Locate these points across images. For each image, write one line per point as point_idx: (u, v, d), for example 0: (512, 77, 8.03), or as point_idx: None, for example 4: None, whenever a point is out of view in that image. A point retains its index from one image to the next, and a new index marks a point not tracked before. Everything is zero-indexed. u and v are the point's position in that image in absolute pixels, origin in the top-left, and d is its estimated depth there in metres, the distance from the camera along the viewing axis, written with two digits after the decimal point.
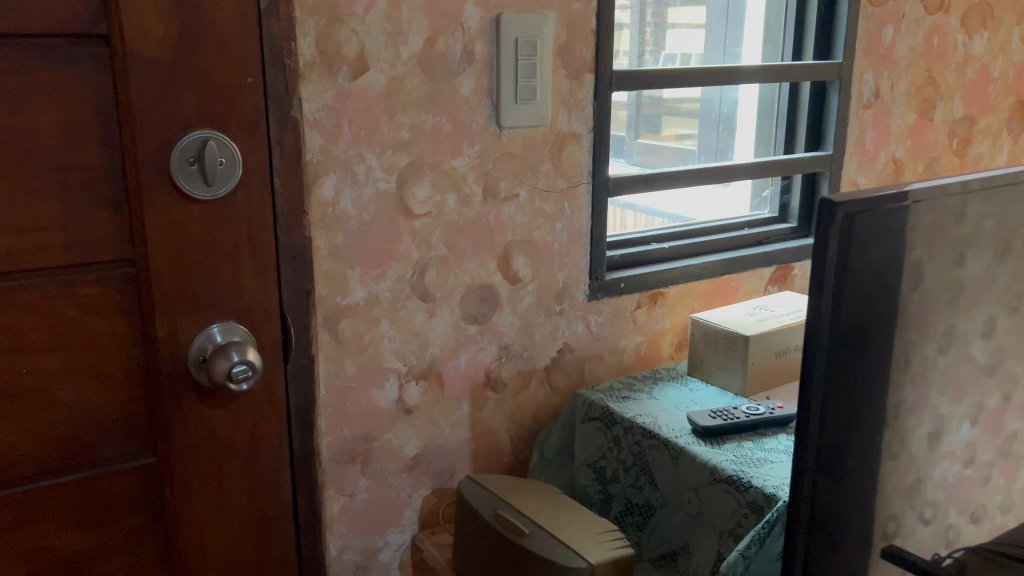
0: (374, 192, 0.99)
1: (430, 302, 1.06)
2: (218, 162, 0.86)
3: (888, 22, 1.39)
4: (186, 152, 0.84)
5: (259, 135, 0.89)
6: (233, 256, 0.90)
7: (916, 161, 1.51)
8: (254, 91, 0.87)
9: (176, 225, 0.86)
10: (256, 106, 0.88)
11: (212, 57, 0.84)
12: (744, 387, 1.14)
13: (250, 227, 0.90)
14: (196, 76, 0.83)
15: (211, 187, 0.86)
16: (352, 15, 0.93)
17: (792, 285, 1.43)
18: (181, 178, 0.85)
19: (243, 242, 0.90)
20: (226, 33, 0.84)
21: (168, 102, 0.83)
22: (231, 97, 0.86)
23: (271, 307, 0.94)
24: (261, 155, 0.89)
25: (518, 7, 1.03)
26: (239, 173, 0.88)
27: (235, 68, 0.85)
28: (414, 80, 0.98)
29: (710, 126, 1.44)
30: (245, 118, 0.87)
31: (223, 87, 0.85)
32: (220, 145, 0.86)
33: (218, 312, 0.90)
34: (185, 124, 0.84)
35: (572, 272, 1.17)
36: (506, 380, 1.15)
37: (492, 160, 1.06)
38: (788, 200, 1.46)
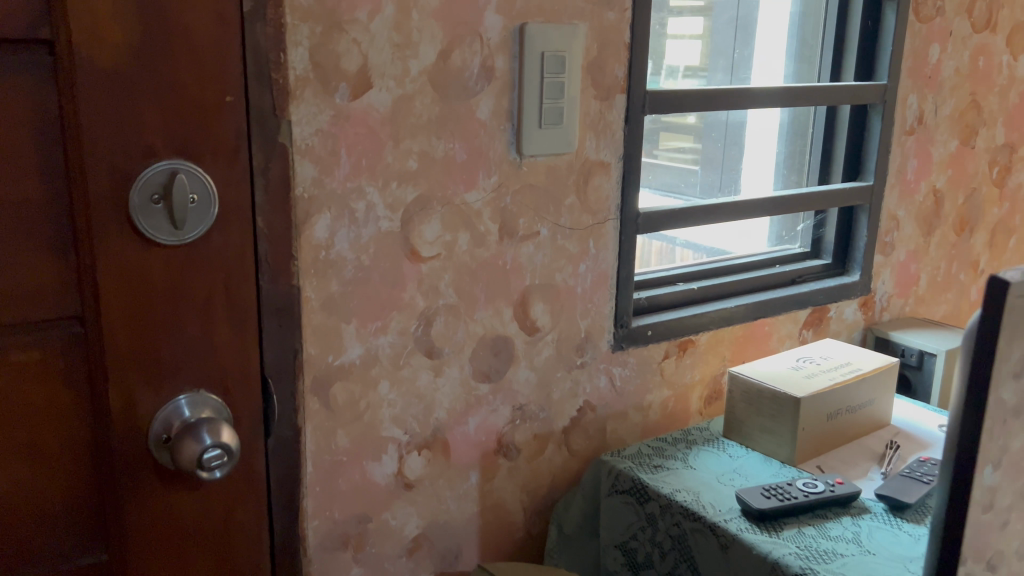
0: (375, 232, 0.83)
1: (436, 359, 0.91)
2: (188, 199, 0.70)
3: (934, 40, 1.27)
4: (150, 186, 0.68)
5: (240, 165, 0.72)
6: (208, 314, 0.74)
7: (956, 192, 1.38)
8: (235, 112, 0.71)
9: (138, 277, 0.69)
10: (237, 130, 0.71)
11: (185, 69, 0.67)
12: (793, 455, 1.00)
13: (228, 278, 0.74)
14: (164, 93, 0.67)
15: (179, 231, 0.70)
16: (354, 21, 0.77)
17: (827, 329, 1.29)
18: (143, 219, 0.68)
19: (220, 296, 0.74)
20: (202, 39, 0.68)
21: (128, 125, 0.66)
22: (207, 119, 0.70)
23: (251, 373, 0.77)
24: (242, 190, 0.73)
25: (545, 15, 0.88)
26: (214, 212, 0.72)
27: (212, 83, 0.69)
28: (425, 100, 0.83)
29: (713, 140, 1.27)
30: (223, 145, 0.71)
31: (196, 106, 0.69)
32: (192, 178, 0.70)
33: (188, 380, 0.74)
34: (150, 152, 0.68)
35: (595, 319, 1.02)
36: (520, 445, 1.00)
37: (511, 193, 0.91)
38: (821, 234, 1.33)
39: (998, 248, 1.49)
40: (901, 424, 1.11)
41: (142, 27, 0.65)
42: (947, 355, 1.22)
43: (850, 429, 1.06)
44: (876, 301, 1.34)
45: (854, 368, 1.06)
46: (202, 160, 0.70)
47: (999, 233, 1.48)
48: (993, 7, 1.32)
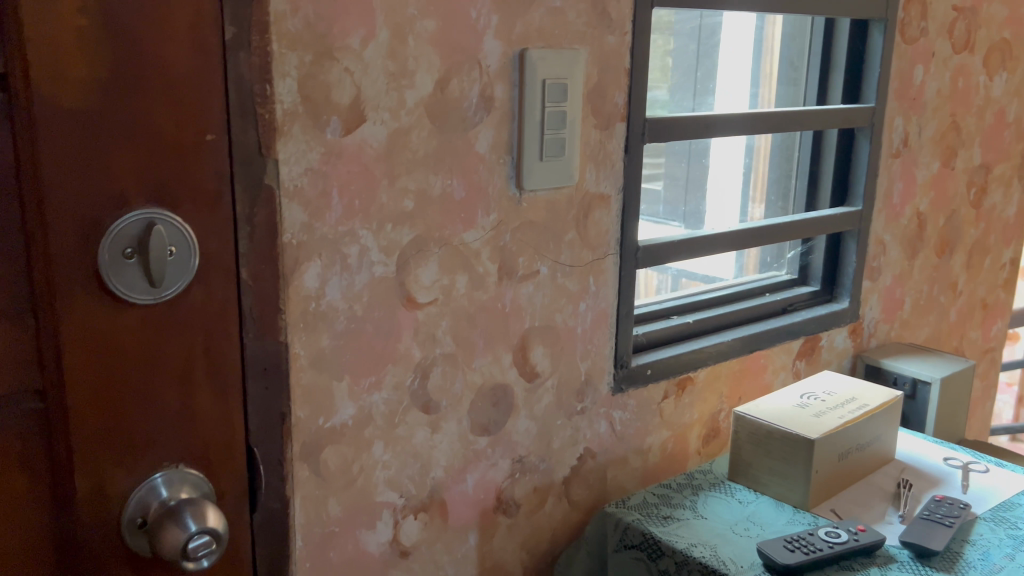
0: (369, 279, 0.76)
1: (434, 413, 0.83)
2: (166, 252, 0.61)
3: (918, 61, 1.24)
4: (121, 241, 0.59)
5: (224, 212, 0.64)
6: (187, 382, 0.64)
7: (938, 214, 1.37)
8: (218, 151, 0.62)
9: (106, 344, 0.60)
10: (220, 172, 0.63)
11: (160, 102, 0.58)
12: (807, 499, 0.95)
13: (210, 339, 0.65)
14: (137, 130, 0.58)
15: (155, 288, 0.61)
16: (346, 48, 0.70)
17: (819, 358, 1.25)
18: (114, 277, 0.59)
19: (201, 361, 0.65)
20: (179, 69, 0.59)
21: (95, 168, 0.57)
22: (186, 160, 0.61)
23: (236, 444, 0.68)
24: (226, 239, 0.64)
25: (545, 40, 0.82)
26: (195, 266, 0.63)
27: (191, 119, 0.60)
28: (421, 133, 0.76)
29: (677, 161, 1.20)
30: (204, 190, 0.62)
31: (174, 146, 0.60)
32: (170, 228, 0.61)
33: (165, 458, 0.64)
34: (122, 199, 0.58)
35: (596, 361, 0.96)
36: (519, 500, 0.93)
37: (511, 231, 0.84)
38: (808, 261, 1.30)
39: (975, 269, 1.48)
40: (906, 459, 1.07)
41: (110, 53, 0.56)
42: (941, 383, 1.20)
43: (860, 468, 1.01)
44: (864, 327, 1.31)
45: (861, 404, 1.02)
46: (181, 207, 0.61)
47: (976, 253, 1.47)
48: (971, 28, 1.31)
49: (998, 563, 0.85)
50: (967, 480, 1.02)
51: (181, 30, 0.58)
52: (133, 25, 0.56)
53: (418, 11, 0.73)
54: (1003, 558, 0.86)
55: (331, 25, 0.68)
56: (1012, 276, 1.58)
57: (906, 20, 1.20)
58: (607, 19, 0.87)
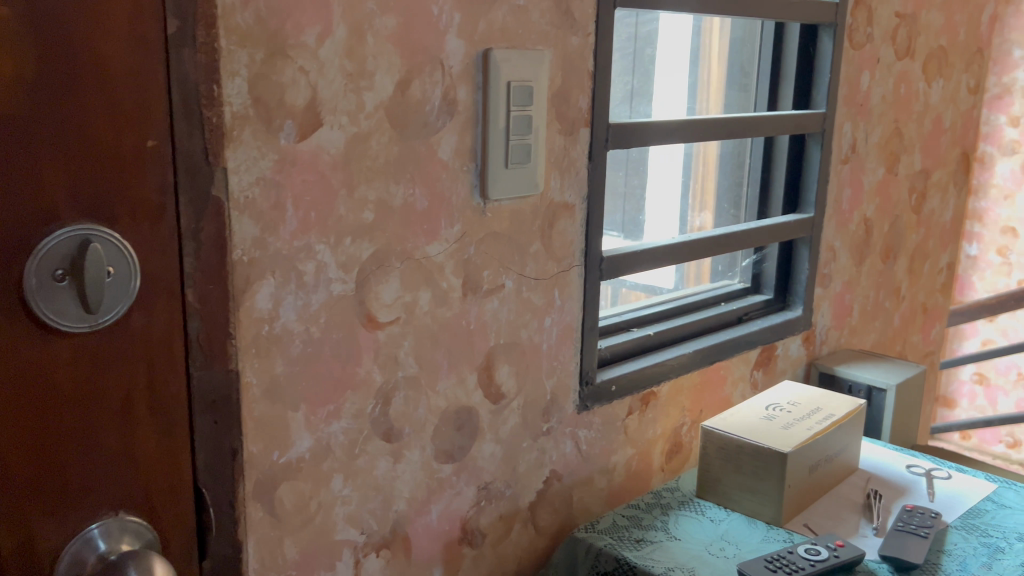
0: (326, 298, 0.69)
1: (396, 442, 0.77)
2: (103, 274, 0.54)
3: (865, 67, 1.24)
4: (50, 262, 0.52)
5: (166, 227, 0.57)
6: (127, 420, 0.57)
7: (883, 220, 1.37)
8: (158, 159, 0.56)
9: (35, 379, 0.52)
10: (162, 183, 0.56)
11: (94, 103, 0.52)
12: (781, 514, 0.92)
13: (153, 370, 0.58)
14: (68, 134, 0.51)
15: (91, 316, 0.54)
16: (301, 46, 0.63)
17: (775, 367, 1.23)
18: (42, 303, 0.52)
19: (144, 395, 0.58)
20: (116, 65, 0.53)
21: (20, 177, 0.50)
22: (124, 169, 0.54)
23: (182, 485, 0.61)
24: (168, 258, 0.58)
25: (508, 40, 0.77)
26: (135, 289, 0.56)
27: (129, 123, 0.54)
28: (381, 139, 0.70)
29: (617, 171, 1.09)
30: (145, 203, 0.56)
31: (111, 152, 0.53)
32: (107, 247, 0.54)
33: (103, 507, 0.57)
34: (51, 213, 0.51)
35: (561, 378, 0.91)
36: (485, 529, 0.87)
37: (475, 243, 0.79)
38: (761, 269, 1.28)
39: (916, 274, 1.50)
40: (870, 468, 1.06)
41: (37, 46, 0.49)
42: (897, 389, 1.19)
43: (829, 479, 0.99)
44: (816, 335, 1.30)
45: (827, 414, 1.00)
46: (119, 222, 0.55)
47: (917, 258, 1.49)
48: (912, 35, 1.32)
49: (977, 573, 0.83)
50: (933, 488, 1.01)
51: (119, 23, 0.52)
52: (64, 15, 0.50)
53: (377, 7, 0.67)
54: (981, 568, 0.84)
55: (284, 19, 0.62)
56: (948, 280, 1.61)
57: (853, 26, 1.20)
58: (570, 20, 0.83)
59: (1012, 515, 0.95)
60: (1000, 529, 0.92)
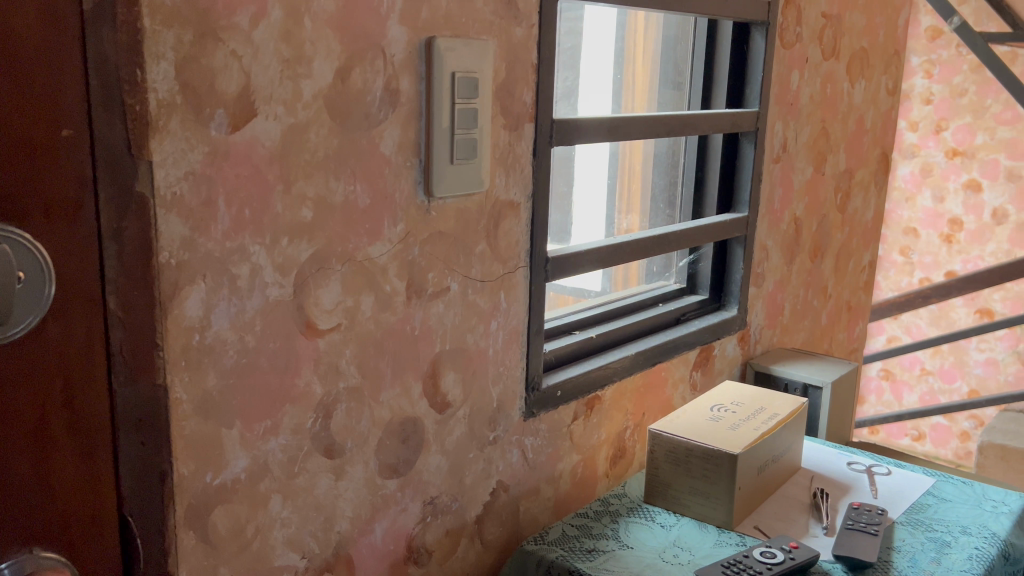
0: (261, 304, 0.64)
1: (338, 457, 0.72)
2: (14, 279, 0.51)
3: (795, 67, 1.25)
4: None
5: (81, 224, 0.54)
6: (42, 437, 0.53)
7: (811, 219, 1.38)
8: (74, 152, 0.53)
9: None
10: (78, 177, 0.53)
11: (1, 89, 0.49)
12: (732, 516, 0.90)
13: (69, 379, 0.55)
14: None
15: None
16: (233, 28, 0.58)
17: (713, 367, 1.23)
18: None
19: (60, 406, 0.54)
20: (25, 50, 0.49)
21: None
22: (35, 162, 0.51)
23: (102, 499, 0.58)
24: (84, 259, 0.54)
25: (451, 29, 0.73)
26: (51, 298, 0.52)
27: (41, 112, 0.51)
28: (321, 132, 0.65)
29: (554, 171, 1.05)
30: (59, 198, 0.52)
31: (20, 143, 0.50)
32: (20, 251, 0.51)
33: (15, 527, 0.53)
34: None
35: (507, 384, 0.88)
36: (431, 547, 0.82)
37: (419, 244, 0.74)
38: (696, 269, 1.27)
39: (841, 272, 1.52)
40: (812, 467, 1.06)
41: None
42: (832, 387, 1.20)
43: (775, 479, 0.98)
44: (751, 334, 1.30)
45: (771, 414, 1.00)
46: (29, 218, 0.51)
47: (843, 257, 1.51)
48: (837, 36, 1.34)
49: (926, 568, 0.83)
50: (875, 485, 1.01)
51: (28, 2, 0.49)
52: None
53: None
54: (931, 563, 0.84)
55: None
56: (870, 278, 1.64)
57: (784, 25, 1.20)
58: (514, 9, 0.79)
59: (953, 509, 0.95)
60: (943, 524, 0.92)
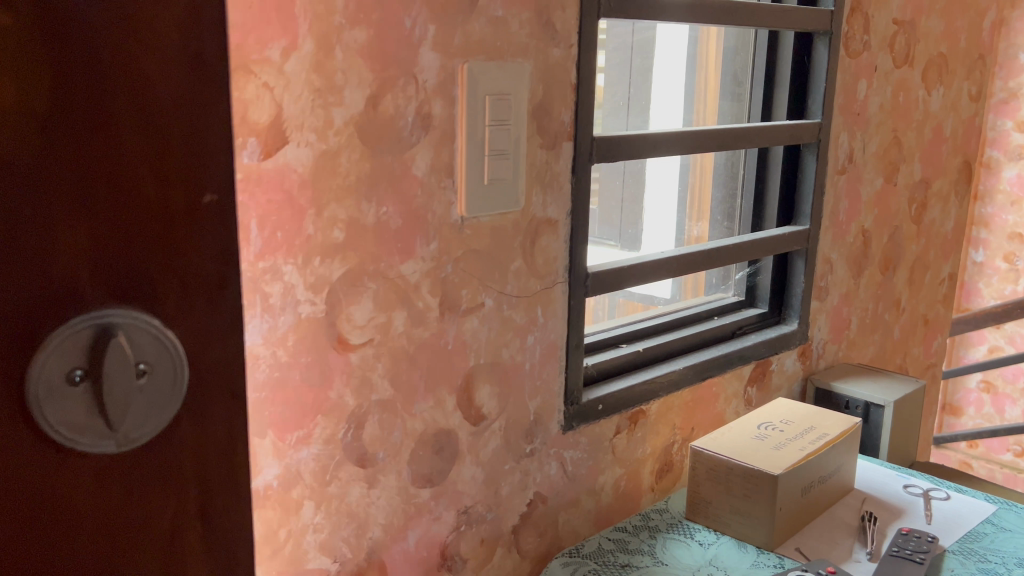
0: (294, 320, 0.67)
1: (370, 467, 0.74)
2: (133, 373, 0.39)
3: (862, 76, 1.22)
4: (71, 356, 0.37)
5: (224, 308, 0.41)
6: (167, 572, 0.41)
7: (882, 231, 1.34)
8: (221, 221, 0.40)
9: (41, 521, 0.37)
10: (221, 250, 0.40)
11: (127, 129, 0.36)
12: (772, 537, 0.89)
13: (206, 499, 0.42)
14: (96, 176, 0.36)
15: (115, 430, 0.38)
16: (265, 61, 0.61)
17: (769, 383, 1.21)
18: (50, 415, 0.36)
19: (193, 529, 0.42)
20: (160, 78, 0.37)
21: (34, 242, 0.35)
22: (173, 230, 0.38)
23: None
24: (228, 351, 0.42)
25: (487, 53, 0.75)
26: (182, 392, 0.40)
27: (177, 159, 0.38)
28: (352, 156, 0.67)
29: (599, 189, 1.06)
30: (198, 274, 0.39)
31: (153, 204, 0.38)
32: (141, 335, 0.38)
33: None
34: (65, 290, 0.36)
35: (545, 398, 0.89)
36: (466, 555, 0.85)
37: (453, 261, 0.77)
38: (755, 282, 1.25)
39: (916, 286, 1.47)
40: (866, 488, 1.03)
41: (57, 53, 0.34)
42: (895, 406, 1.16)
43: (822, 500, 0.96)
44: (813, 349, 1.27)
45: (820, 434, 0.98)
46: (158, 303, 0.39)
47: (917, 269, 1.46)
48: (911, 42, 1.30)
49: None
50: (930, 509, 0.98)
51: (167, 10, 0.37)
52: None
53: (346, 20, 0.65)
54: None
55: (247, 33, 0.60)
56: (949, 291, 1.58)
57: (849, 34, 1.18)
58: (551, 31, 0.81)
59: (1011, 539, 0.92)
60: (998, 554, 0.89)
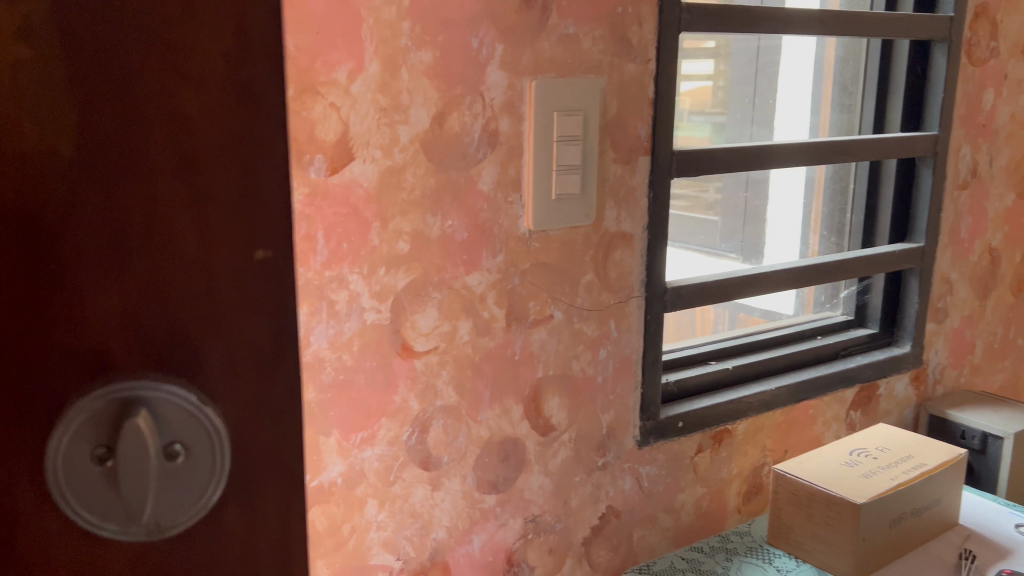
0: (359, 326, 0.70)
1: (434, 470, 0.77)
2: (165, 453, 0.32)
3: (988, 85, 1.14)
4: (91, 432, 0.30)
5: (285, 381, 0.34)
6: None
7: (1014, 250, 1.25)
8: (282, 278, 0.33)
9: None
10: (277, 306, 0.33)
11: (169, 162, 0.30)
12: (854, 569, 0.85)
13: None
14: (125, 222, 0.30)
15: (139, 521, 0.31)
16: (332, 83, 0.65)
17: (877, 408, 1.15)
18: (69, 494, 0.30)
19: None
20: (210, 97, 0.30)
21: (54, 295, 0.29)
22: (220, 285, 0.32)
23: None
24: (288, 432, 0.34)
25: (557, 69, 0.77)
26: (227, 475, 0.33)
27: (230, 205, 0.31)
28: (417, 172, 0.71)
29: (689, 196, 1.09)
30: (249, 342, 0.33)
31: (198, 254, 0.31)
32: (173, 411, 0.31)
33: None
34: (93, 355, 0.30)
35: (619, 412, 0.89)
36: (533, 563, 0.86)
37: (521, 273, 0.78)
38: (865, 301, 1.20)
39: None
40: (972, 525, 0.97)
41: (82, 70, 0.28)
42: (1015, 439, 1.08)
43: (917, 534, 0.91)
44: (928, 374, 1.20)
45: (917, 464, 0.92)
46: (201, 374, 0.32)
47: None
48: None
49: None
50: None
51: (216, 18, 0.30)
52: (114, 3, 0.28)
53: (412, 42, 0.68)
54: None
55: (315, 57, 0.64)
56: None
57: (973, 41, 1.11)
58: (627, 46, 0.81)
59: None
60: None
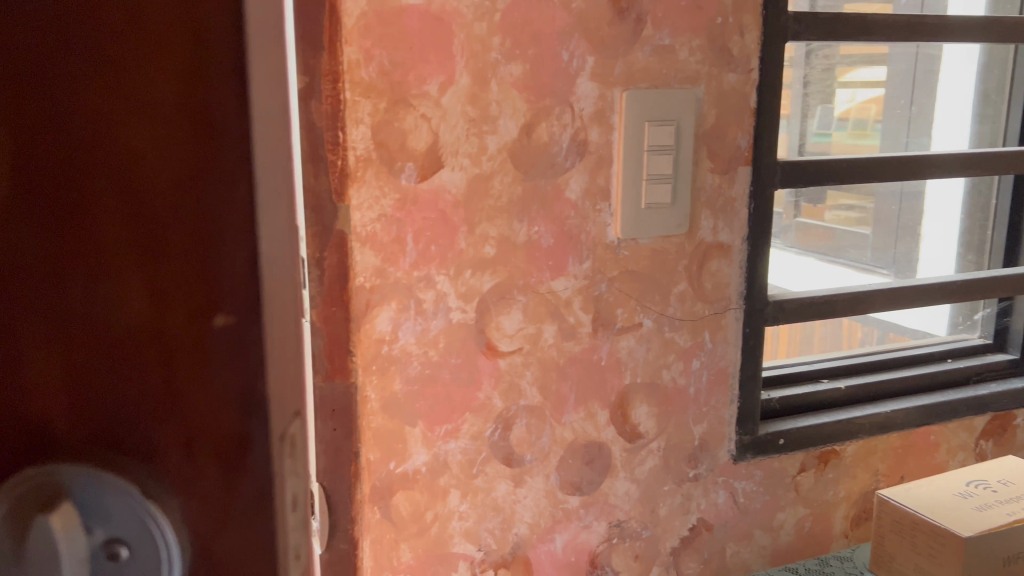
0: (445, 325, 0.74)
1: (517, 467, 0.80)
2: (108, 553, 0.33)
3: None
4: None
5: (248, 463, 0.35)
6: None
7: None
8: (242, 349, 0.34)
9: None
10: (245, 392, 0.35)
11: (137, 293, 0.33)
12: None
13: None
14: (145, 359, 0.33)
15: None
16: (424, 95, 0.70)
17: (1013, 439, 1.07)
18: None
19: None
20: (154, 204, 0.32)
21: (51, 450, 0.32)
22: (174, 374, 0.34)
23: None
24: (243, 525, 0.35)
25: (651, 80, 0.78)
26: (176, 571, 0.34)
27: (183, 272, 0.33)
28: (504, 179, 0.74)
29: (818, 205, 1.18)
30: (210, 425, 0.34)
31: (160, 359, 0.33)
32: (121, 509, 0.33)
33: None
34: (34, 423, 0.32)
35: (713, 423, 0.89)
36: (618, 568, 0.87)
37: (608, 280, 0.80)
38: (1005, 323, 1.13)
39: None
40: None
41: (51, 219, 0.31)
42: None
43: None
44: None
45: None
46: (160, 443, 0.34)
47: None
48: None
49: None
50: None
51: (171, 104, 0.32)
52: (50, 102, 0.31)
53: (502, 55, 0.72)
54: None
55: (407, 71, 0.69)
56: None
57: None
58: (727, 57, 0.81)
59: None
60: None
